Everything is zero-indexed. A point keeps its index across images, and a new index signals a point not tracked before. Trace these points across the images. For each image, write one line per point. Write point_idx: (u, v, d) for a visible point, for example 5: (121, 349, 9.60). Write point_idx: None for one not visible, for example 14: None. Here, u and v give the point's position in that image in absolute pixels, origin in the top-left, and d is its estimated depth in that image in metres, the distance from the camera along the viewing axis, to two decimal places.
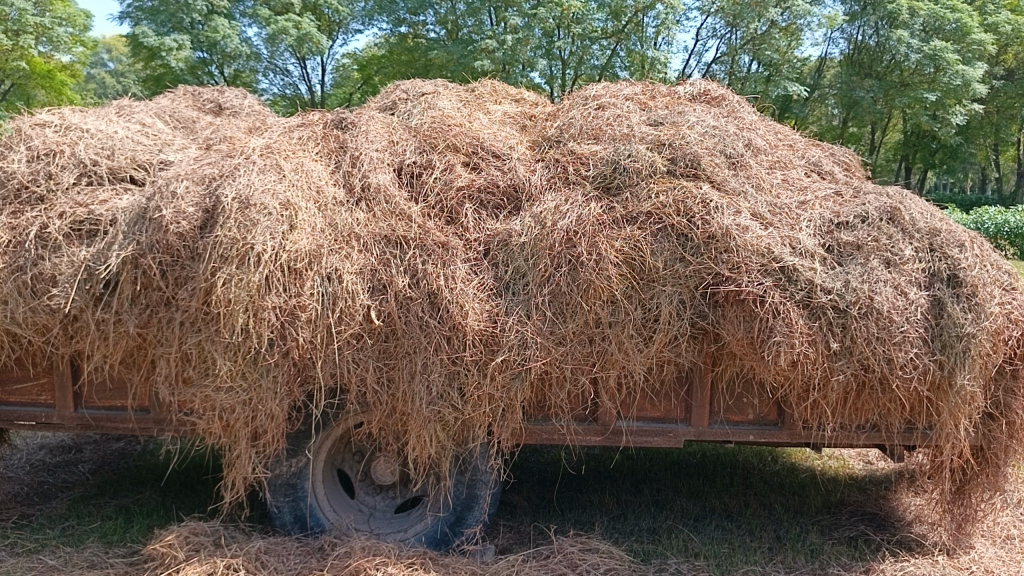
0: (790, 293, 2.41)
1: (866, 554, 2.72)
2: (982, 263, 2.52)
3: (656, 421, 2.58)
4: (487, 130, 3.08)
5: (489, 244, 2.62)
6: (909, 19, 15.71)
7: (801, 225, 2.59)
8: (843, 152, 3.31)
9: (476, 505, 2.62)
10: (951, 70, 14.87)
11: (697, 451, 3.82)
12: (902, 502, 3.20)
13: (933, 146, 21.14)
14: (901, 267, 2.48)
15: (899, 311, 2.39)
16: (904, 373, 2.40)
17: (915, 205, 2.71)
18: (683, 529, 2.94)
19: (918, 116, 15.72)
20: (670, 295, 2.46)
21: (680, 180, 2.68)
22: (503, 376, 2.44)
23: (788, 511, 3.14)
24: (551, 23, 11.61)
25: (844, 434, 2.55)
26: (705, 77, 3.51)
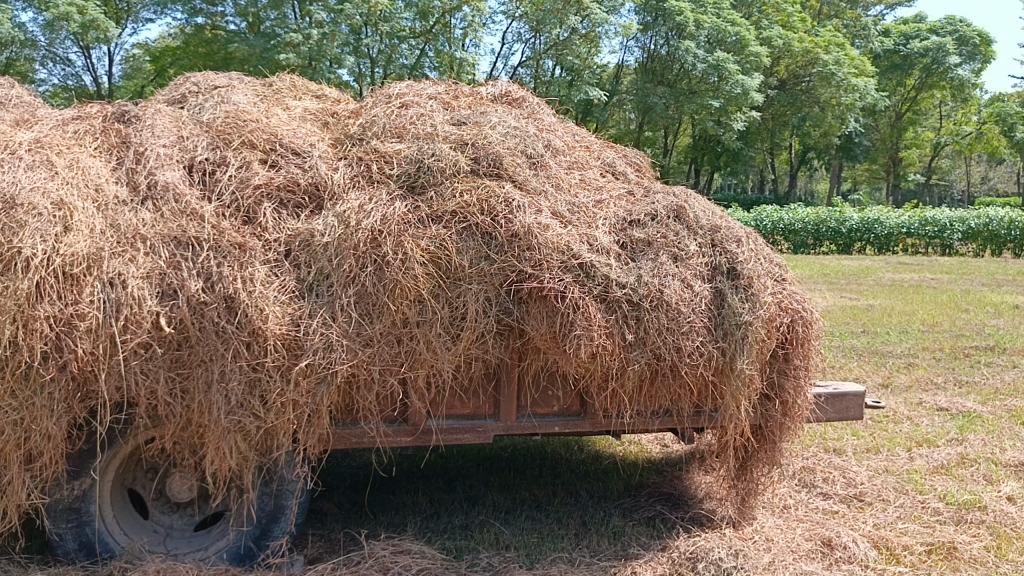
0: (589, 288, 2.52)
1: (662, 533, 2.89)
2: (756, 257, 2.76)
3: (465, 418, 2.60)
4: (286, 126, 2.97)
5: (291, 244, 2.52)
6: (696, 32, 17.35)
7: (598, 223, 2.71)
8: (635, 153, 3.48)
9: (282, 515, 2.52)
10: (732, 79, 16.60)
11: (508, 445, 3.90)
12: (693, 481, 3.42)
13: (718, 150, 23.09)
14: (686, 262, 2.66)
15: (686, 303, 2.56)
16: (692, 360, 2.56)
17: (698, 204, 2.91)
18: (495, 522, 2.98)
19: (705, 122, 16.95)
20: (476, 294, 2.49)
21: (484, 179, 2.72)
22: (307, 382, 2.36)
23: (592, 497, 3.28)
24: (359, 20, 11.50)
25: (640, 420, 2.68)
26: (507, 79, 3.57)
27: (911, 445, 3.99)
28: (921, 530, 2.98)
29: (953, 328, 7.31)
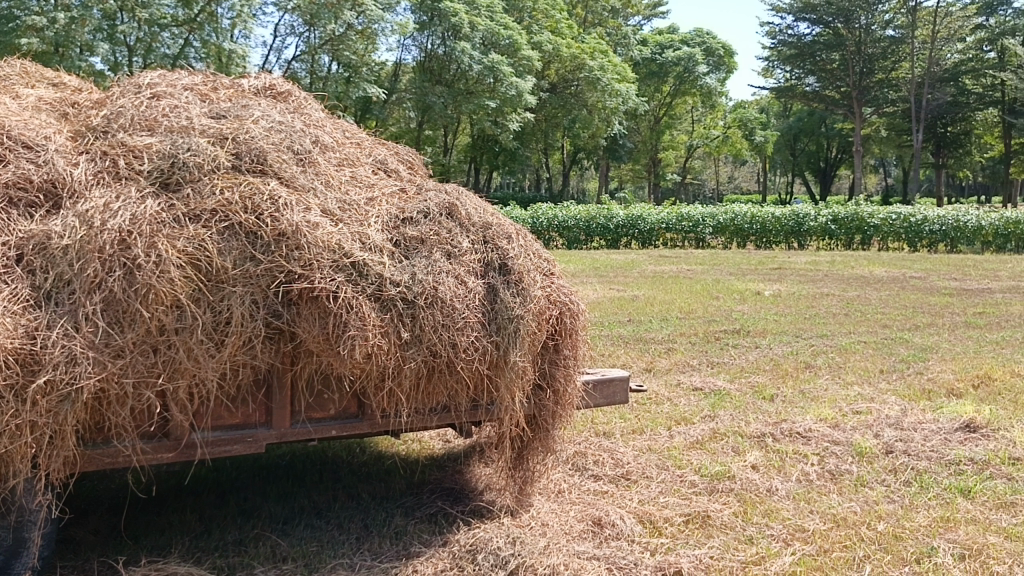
0: (361, 288, 2.48)
1: (443, 528, 2.90)
2: (526, 252, 2.86)
3: (234, 428, 2.45)
4: (16, 117, 2.67)
5: (23, 248, 2.28)
6: (471, 33, 17.76)
7: (370, 221, 2.68)
8: (406, 150, 3.47)
9: (24, 549, 2.25)
10: (507, 81, 17.67)
11: (286, 452, 3.77)
12: (474, 474, 3.47)
13: (496, 150, 23.85)
14: (459, 258, 2.70)
15: (460, 299, 2.60)
16: (467, 356, 2.60)
17: (470, 202, 2.96)
18: (271, 535, 2.86)
19: (483, 121, 17.92)
20: (241, 296, 2.36)
21: (246, 175, 2.60)
22: (47, 401, 2.12)
23: (374, 498, 3.24)
24: (109, 7, 11.53)
25: (418, 418, 2.66)
26: (271, 73, 3.43)
27: (671, 423, 4.32)
28: (679, 502, 3.22)
29: (706, 314, 8.00)
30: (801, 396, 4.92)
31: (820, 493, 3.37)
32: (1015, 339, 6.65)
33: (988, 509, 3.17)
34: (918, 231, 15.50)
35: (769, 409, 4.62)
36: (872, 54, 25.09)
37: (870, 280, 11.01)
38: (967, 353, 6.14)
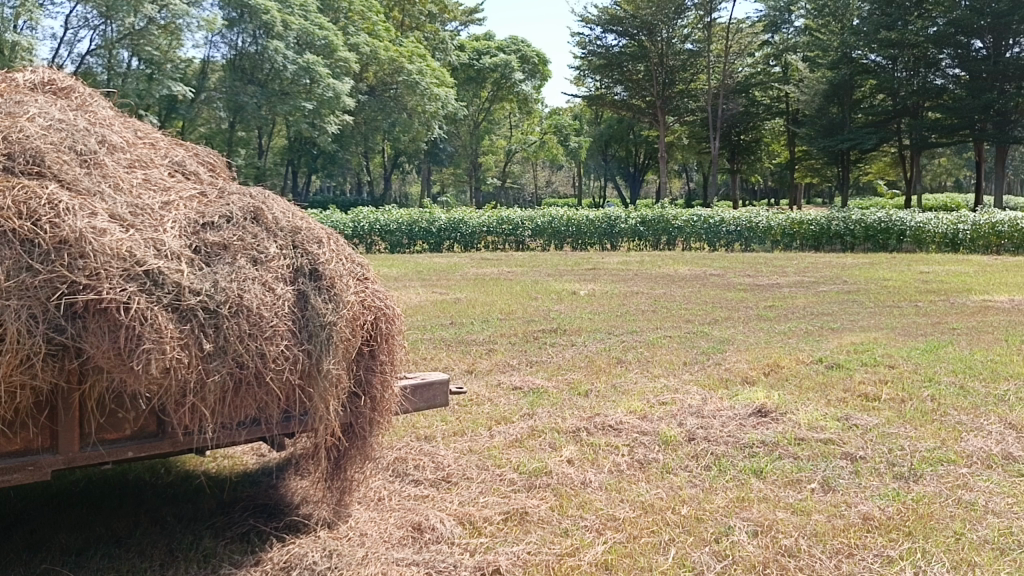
0: (157, 297, 2.32)
1: (256, 546, 2.78)
2: (336, 257, 2.81)
3: (13, 456, 2.21)
4: None
5: None
6: (284, 32, 17.36)
7: (165, 226, 2.53)
8: (206, 152, 3.30)
9: None
10: (323, 82, 17.57)
11: (81, 478, 3.48)
12: (289, 487, 3.35)
13: (314, 152, 23.39)
14: (266, 264, 2.60)
15: (267, 307, 2.50)
16: (277, 366, 2.48)
17: (276, 205, 2.88)
18: (63, 569, 2.62)
19: (298, 124, 17.67)
20: (17, 310, 2.12)
21: (21, 178, 2.39)
22: None
23: (181, 521, 3.05)
24: None
25: (224, 434, 2.49)
26: (52, 67, 3.16)
27: (490, 423, 4.38)
28: (498, 501, 3.27)
29: (525, 314, 8.18)
30: (613, 390, 5.14)
31: (630, 482, 3.53)
32: (800, 329, 7.28)
33: (776, 486, 3.44)
34: (716, 231, 16.74)
35: (584, 404, 4.80)
36: (673, 66, 26.74)
37: (675, 278, 11.70)
38: (759, 343, 6.65)
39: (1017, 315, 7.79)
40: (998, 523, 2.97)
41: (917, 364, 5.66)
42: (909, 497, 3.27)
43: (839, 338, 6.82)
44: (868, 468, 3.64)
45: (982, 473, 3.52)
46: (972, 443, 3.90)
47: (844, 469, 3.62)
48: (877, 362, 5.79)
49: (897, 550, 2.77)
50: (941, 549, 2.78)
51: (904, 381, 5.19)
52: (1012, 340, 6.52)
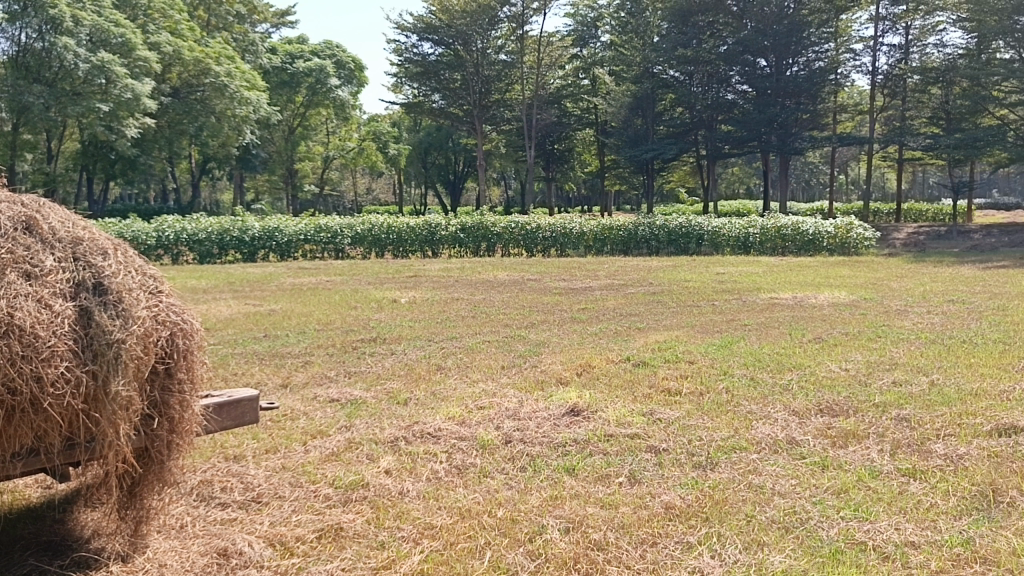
0: None
1: None
2: (124, 269, 2.61)
3: None
4: None
5: None
6: (74, 28, 16.11)
7: None
8: None
9: None
10: (121, 83, 16.42)
11: None
12: (79, 521, 3.07)
13: (112, 157, 21.79)
14: (41, 279, 2.38)
15: (43, 326, 2.27)
16: (55, 391, 2.24)
17: (54, 215, 2.67)
18: None
19: (93, 126, 16.42)
20: None
21: None
22: None
23: None
24: None
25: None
26: None
27: (305, 438, 4.24)
28: (312, 518, 3.17)
29: (342, 324, 8.01)
30: (432, 397, 5.13)
31: (447, 489, 3.53)
32: (610, 330, 7.62)
33: (587, 483, 3.57)
34: (533, 237, 17.22)
35: (402, 413, 4.76)
36: (488, 75, 27.05)
37: (494, 283, 11.88)
38: (572, 345, 6.89)
39: (798, 311, 8.56)
40: (783, 503, 3.22)
41: (713, 359, 6.08)
42: (707, 484, 3.49)
43: (645, 337, 7.19)
44: (671, 459, 3.86)
45: (769, 457, 3.82)
46: (761, 430, 4.23)
47: (649, 462, 3.82)
48: (678, 358, 6.15)
49: (696, 536, 2.94)
50: (734, 531, 2.98)
51: (702, 375, 5.55)
52: (794, 333, 7.16)
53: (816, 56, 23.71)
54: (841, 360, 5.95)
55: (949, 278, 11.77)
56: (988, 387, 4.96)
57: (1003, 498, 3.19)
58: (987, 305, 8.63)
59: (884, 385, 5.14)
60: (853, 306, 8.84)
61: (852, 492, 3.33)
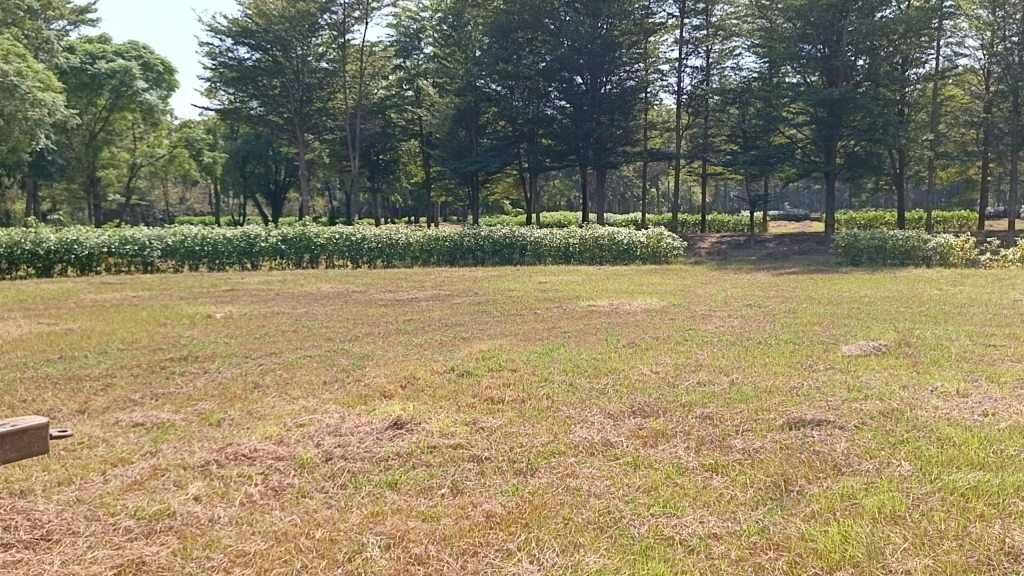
0: None
1: None
2: None
3: None
4: None
5: None
6: None
7: None
8: None
9: None
10: None
11: None
12: None
13: None
14: None
15: None
16: None
17: None
18: None
19: None
20: None
21: None
22: None
23: None
24: None
25: None
26: None
27: (105, 467, 3.93)
28: (110, 554, 2.93)
29: (149, 342, 7.49)
30: (247, 417, 4.91)
31: (261, 512, 3.38)
32: (435, 340, 7.62)
33: (408, 496, 3.53)
34: (358, 248, 16.95)
35: (214, 435, 4.51)
36: (310, 83, 26.49)
37: (317, 296, 11.57)
38: (397, 357, 6.82)
39: (615, 317, 8.95)
40: (598, 504, 3.33)
41: (535, 366, 6.21)
42: (527, 489, 3.56)
43: (469, 347, 7.25)
44: (492, 467, 3.90)
45: (585, 460, 3.94)
46: (578, 434, 4.36)
47: (471, 471, 3.84)
48: (501, 367, 6.24)
49: (516, 542, 2.97)
50: (552, 535, 3.04)
51: (524, 383, 5.65)
52: (610, 338, 7.48)
53: (628, 75, 25.16)
54: (652, 363, 6.27)
55: (748, 284, 12.72)
56: (780, 383, 5.39)
57: (793, 487, 3.46)
58: (780, 308, 9.41)
59: (690, 386, 5.46)
60: (664, 312, 9.37)
61: (661, 489, 3.50)
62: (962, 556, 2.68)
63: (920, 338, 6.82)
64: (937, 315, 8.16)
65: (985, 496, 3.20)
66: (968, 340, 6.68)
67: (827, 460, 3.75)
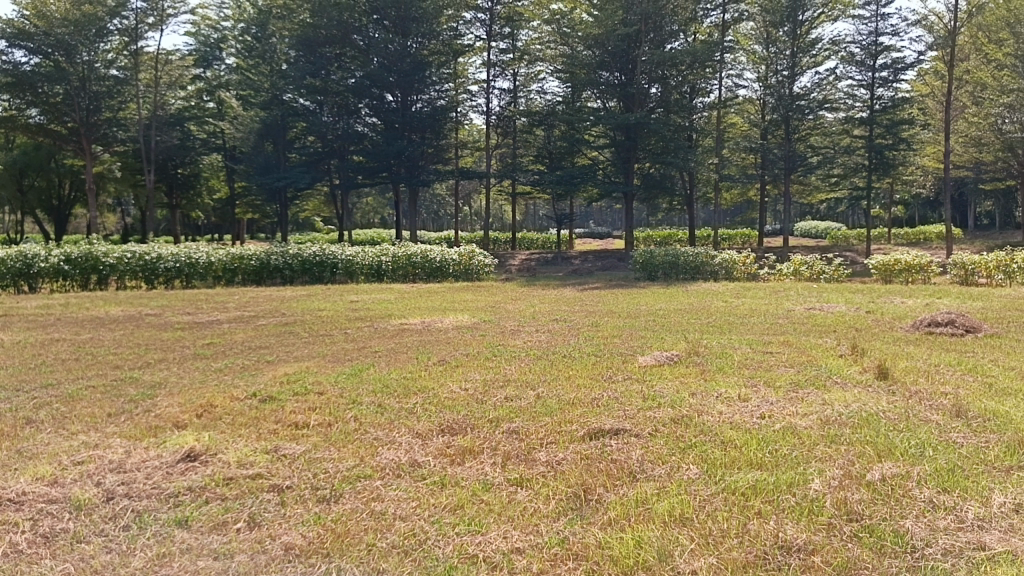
0: None
1: None
2: None
3: None
4: None
5: None
6: None
7: None
8: None
9: None
10: None
11: None
12: None
13: None
14: None
15: None
16: None
17: None
18: None
19: None
20: None
21: None
22: None
23: None
24: None
25: None
26: None
27: None
28: None
29: None
30: (15, 457, 4.42)
31: (28, 563, 3.04)
32: (236, 365, 7.23)
33: (200, 534, 3.31)
34: (154, 268, 15.81)
35: None
36: (97, 92, 24.09)
37: (105, 320, 10.70)
38: (192, 384, 6.40)
39: (425, 335, 8.91)
40: (403, 526, 3.27)
41: (342, 389, 6.02)
42: (329, 517, 3.43)
43: (274, 370, 6.94)
44: (294, 496, 3.73)
45: (392, 482, 3.87)
46: (385, 456, 4.28)
47: (270, 503, 3.65)
48: (306, 390, 6.01)
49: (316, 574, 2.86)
50: (355, 563, 2.95)
51: (331, 406, 5.47)
52: (420, 357, 7.43)
53: (438, 94, 25.37)
54: (461, 380, 6.27)
55: (554, 300, 13.15)
56: (582, 395, 5.57)
57: (592, 496, 3.57)
58: (583, 322, 9.76)
59: (497, 402, 5.51)
60: (475, 328, 9.45)
61: (466, 507, 3.50)
62: (741, 552, 2.86)
63: (707, 348, 7.31)
64: (723, 326, 8.79)
65: (763, 493, 3.45)
66: (749, 348, 7.24)
67: (624, 467, 3.91)
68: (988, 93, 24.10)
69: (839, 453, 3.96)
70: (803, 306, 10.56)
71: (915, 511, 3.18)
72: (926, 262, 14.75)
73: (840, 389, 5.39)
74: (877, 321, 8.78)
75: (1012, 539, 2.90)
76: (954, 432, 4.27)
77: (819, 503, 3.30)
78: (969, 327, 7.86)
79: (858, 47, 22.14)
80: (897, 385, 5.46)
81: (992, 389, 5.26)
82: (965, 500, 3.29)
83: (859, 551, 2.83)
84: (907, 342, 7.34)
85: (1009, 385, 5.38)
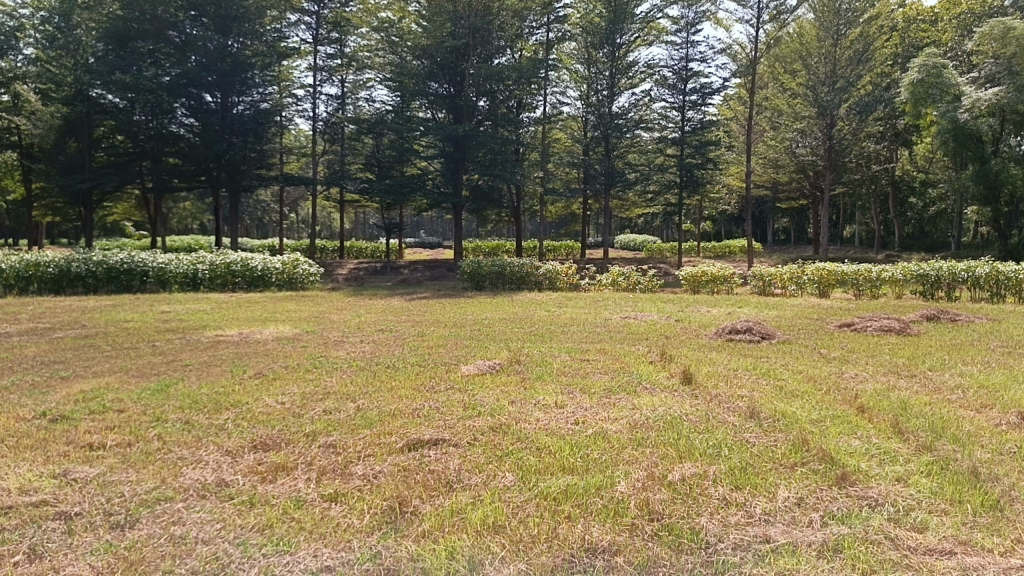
0: None
1: None
2: None
3: None
4: None
5: None
6: None
7: None
8: None
9: None
10: None
11: None
12: None
13: None
14: None
15: None
16: None
17: None
18: None
19: None
20: None
21: None
22: None
23: None
24: None
25: None
26: None
27: None
28: None
29: None
30: None
31: None
32: (24, 382, 6.59)
33: None
34: None
35: None
36: None
37: None
38: None
39: (242, 348, 8.51)
40: (204, 551, 3.09)
41: (145, 406, 5.63)
42: (121, 545, 3.18)
43: (68, 388, 6.37)
44: (84, 524, 3.43)
45: (195, 504, 3.65)
46: (189, 476, 4.03)
47: (55, 532, 3.34)
48: (105, 409, 5.57)
49: None
50: None
51: (131, 425, 5.10)
52: (235, 370, 7.11)
53: (261, 96, 24.50)
54: (278, 394, 6.04)
55: (381, 309, 13.01)
56: (403, 406, 5.52)
57: (407, 508, 3.53)
58: (409, 332, 9.71)
59: (315, 415, 5.35)
60: (295, 340, 9.13)
61: (275, 527, 3.36)
62: (550, 557, 2.93)
63: (528, 356, 7.47)
64: (544, 335, 9.00)
65: (573, 497, 3.55)
66: (567, 356, 7.47)
67: (440, 478, 3.89)
68: (784, 118, 26.31)
69: (644, 456, 4.14)
70: (619, 315, 11.02)
71: (709, 509, 3.38)
72: (730, 273, 15.83)
73: (648, 394, 5.65)
74: (685, 329, 9.29)
75: (793, 531, 3.14)
76: (747, 432, 4.59)
77: (624, 505, 3.44)
78: (764, 334, 8.50)
79: (670, 71, 23.52)
80: (700, 390, 5.79)
81: (782, 391, 5.70)
82: (754, 496, 3.53)
83: (659, 550, 2.96)
84: (710, 348, 7.84)
85: (797, 387, 5.86)
